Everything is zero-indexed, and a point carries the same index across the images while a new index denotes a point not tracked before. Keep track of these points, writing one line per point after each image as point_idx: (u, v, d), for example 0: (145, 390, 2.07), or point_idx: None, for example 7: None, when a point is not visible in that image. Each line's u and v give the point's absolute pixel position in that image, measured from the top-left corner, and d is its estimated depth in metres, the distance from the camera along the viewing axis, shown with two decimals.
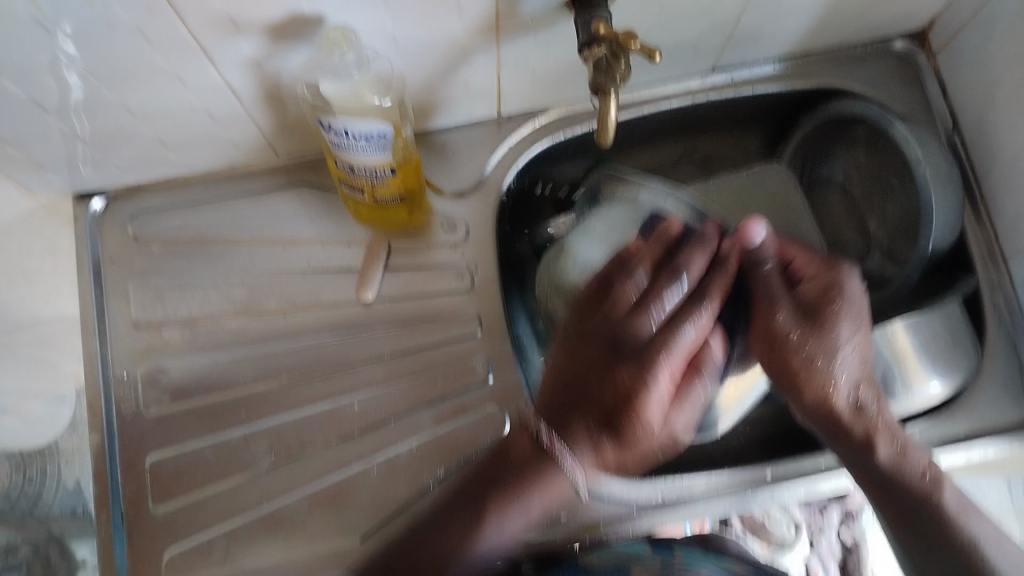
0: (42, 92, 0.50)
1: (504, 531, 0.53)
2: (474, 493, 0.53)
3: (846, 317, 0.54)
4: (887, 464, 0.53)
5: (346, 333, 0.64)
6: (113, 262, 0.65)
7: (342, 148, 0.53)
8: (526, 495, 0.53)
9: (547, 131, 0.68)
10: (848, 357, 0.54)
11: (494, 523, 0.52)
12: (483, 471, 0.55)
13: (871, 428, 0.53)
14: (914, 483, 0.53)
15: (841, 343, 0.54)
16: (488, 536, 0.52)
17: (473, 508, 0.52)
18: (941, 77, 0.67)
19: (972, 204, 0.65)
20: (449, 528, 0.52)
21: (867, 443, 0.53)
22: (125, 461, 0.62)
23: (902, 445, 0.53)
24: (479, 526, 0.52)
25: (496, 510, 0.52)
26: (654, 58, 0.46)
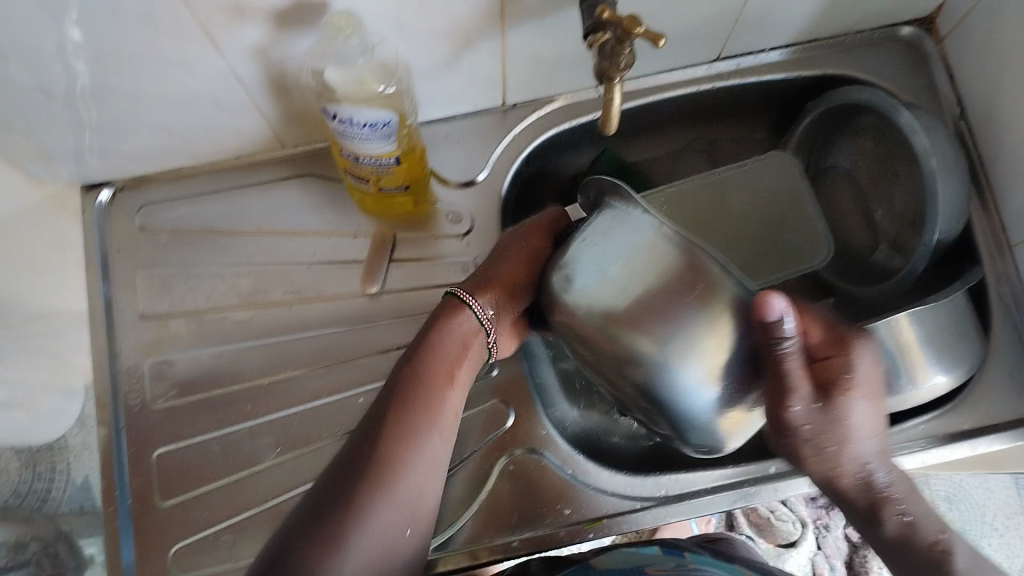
0: (48, 80, 0.50)
1: (420, 469, 0.49)
2: (371, 443, 0.49)
3: (852, 396, 0.46)
4: (892, 533, 0.48)
5: (352, 324, 0.64)
6: (119, 253, 0.66)
7: (347, 136, 0.53)
8: (433, 425, 0.51)
9: (552, 121, 0.67)
10: (859, 437, 0.47)
11: (409, 460, 0.49)
12: (382, 398, 0.51)
13: (876, 497, 0.49)
14: (925, 551, 0.47)
15: (851, 423, 0.47)
16: (406, 477, 0.48)
17: (379, 448, 0.48)
18: (947, 65, 0.67)
19: (980, 191, 0.65)
20: (357, 473, 0.47)
21: (870, 511, 0.49)
22: (132, 452, 0.62)
23: (910, 516, 0.48)
24: (388, 462, 0.48)
25: (399, 442, 0.49)
26: (658, 44, 0.46)
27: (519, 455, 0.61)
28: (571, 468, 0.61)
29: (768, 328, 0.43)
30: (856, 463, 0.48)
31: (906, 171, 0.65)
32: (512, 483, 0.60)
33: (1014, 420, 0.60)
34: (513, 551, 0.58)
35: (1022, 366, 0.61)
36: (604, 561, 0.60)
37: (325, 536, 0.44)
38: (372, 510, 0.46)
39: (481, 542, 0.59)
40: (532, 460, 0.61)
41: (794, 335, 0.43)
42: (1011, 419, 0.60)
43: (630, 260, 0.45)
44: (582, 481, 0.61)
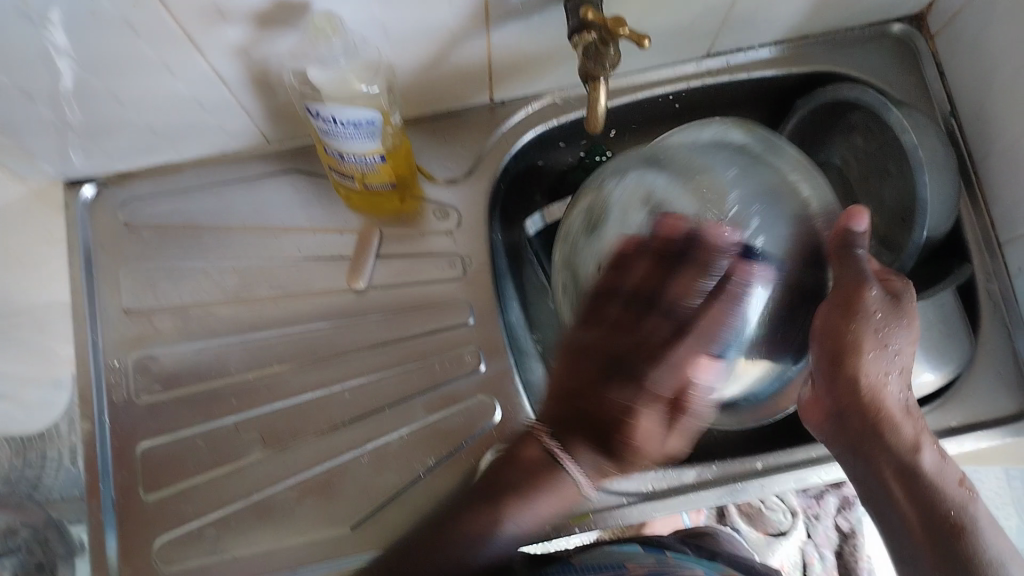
0: (30, 81, 0.50)
1: (531, 519, 0.55)
2: (490, 489, 0.56)
3: (914, 314, 0.53)
4: (929, 465, 0.52)
5: (338, 321, 0.64)
6: (102, 249, 0.65)
7: (331, 135, 0.52)
8: (535, 506, 0.55)
9: (541, 116, 0.67)
10: (898, 348, 0.53)
11: (506, 521, 0.55)
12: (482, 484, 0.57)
13: (912, 429, 0.53)
14: (949, 489, 0.51)
15: (896, 337, 0.53)
16: (515, 517, 0.55)
17: (489, 498, 0.55)
18: (938, 62, 0.66)
19: (969, 190, 0.65)
20: (438, 540, 0.54)
21: (914, 444, 0.52)
22: (117, 449, 0.62)
23: (938, 452, 0.53)
24: (454, 536, 0.54)
25: (507, 511, 0.55)
26: (642, 45, 0.45)
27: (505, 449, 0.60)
28: None
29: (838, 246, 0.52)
30: (895, 392, 0.54)
31: (896, 170, 0.64)
32: None
33: (1000, 418, 0.60)
34: None
35: (1008, 364, 0.61)
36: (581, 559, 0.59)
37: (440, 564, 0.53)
38: (478, 545, 0.54)
39: None
40: None
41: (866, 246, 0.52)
42: (997, 417, 0.60)
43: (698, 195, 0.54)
44: None
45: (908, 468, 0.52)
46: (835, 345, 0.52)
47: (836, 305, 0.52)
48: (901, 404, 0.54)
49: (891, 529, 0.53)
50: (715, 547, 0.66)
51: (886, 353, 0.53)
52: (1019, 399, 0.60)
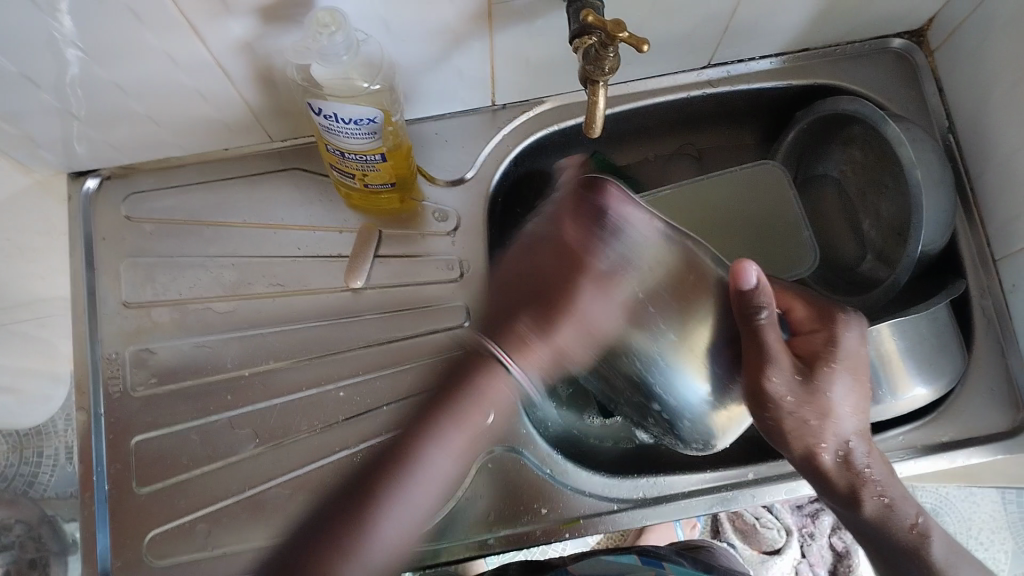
0: (36, 67, 0.50)
1: (393, 526, 0.49)
2: (385, 467, 0.51)
3: (845, 363, 0.50)
4: (871, 515, 0.53)
5: (334, 319, 0.64)
6: (104, 241, 0.66)
7: (333, 132, 0.53)
8: (433, 464, 0.52)
9: (543, 122, 0.67)
10: (845, 414, 0.50)
11: (398, 503, 0.50)
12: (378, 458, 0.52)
13: (857, 485, 0.52)
14: (900, 534, 0.53)
15: (837, 400, 0.49)
16: (389, 521, 0.49)
17: (364, 494, 0.49)
18: (938, 78, 0.67)
19: (965, 205, 0.65)
20: (348, 521, 0.48)
21: (852, 497, 0.52)
22: (110, 440, 0.62)
23: (889, 501, 0.52)
24: (363, 520, 0.48)
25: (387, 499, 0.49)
26: (642, 51, 0.45)
27: (498, 453, 0.61)
28: (550, 468, 0.61)
29: (744, 297, 0.45)
30: (833, 450, 0.51)
31: (893, 184, 0.65)
32: (490, 480, 0.60)
33: (992, 434, 0.60)
34: (487, 548, 0.59)
35: (1001, 381, 0.61)
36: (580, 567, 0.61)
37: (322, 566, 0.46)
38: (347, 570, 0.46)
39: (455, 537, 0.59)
40: (512, 459, 0.61)
41: (799, 308, 0.51)
42: (989, 432, 0.60)
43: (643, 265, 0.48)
44: (560, 481, 0.61)
45: (858, 520, 0.53)
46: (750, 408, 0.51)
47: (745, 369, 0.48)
48: (838, 462, 0.51)
49: (871, 552, 0.56)
50: (711, 561, 0.66)
51: (839, 418, 0.50)
52: (1013, 415, 0.60)
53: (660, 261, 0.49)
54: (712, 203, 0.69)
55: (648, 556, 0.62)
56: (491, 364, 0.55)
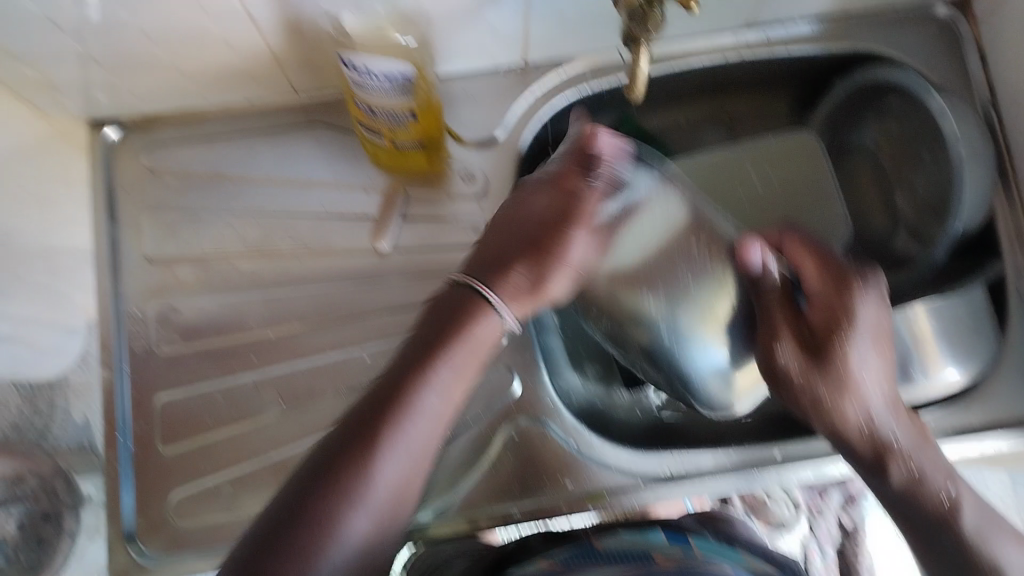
0: (60, 9, 0.49)
1: (384, 482, 0.44)
2: (362, 427, 0.45)
3: (868, 326, 0.50)
4: (901, 485, 0.50)
5: (359, 280, 0.63)
6: (125, 193, 0.65)
7: (363, 87, 0.52)
8: (419, 422, 0.46)
9: (574, 84, 0.66)
10: (867, 379, 0.50)
11: (378, 469, 0.44)
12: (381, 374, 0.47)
13: (883, 452, 0.50)
14: (929, 500, 0.50)
15: (855, 366, 0.50)
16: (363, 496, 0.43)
17: (355, 449, 0.44)
18: (982, 51, 0.65)
19: (1005, 183, 0.63)
20: (313, 508, 0.43)
21: (877, 461, 0.50)
22: (131, 394, 0.62)
23: (916, 471, 0.50)
24: (326, 515, 0.42)
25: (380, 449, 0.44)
26: (693, 8, 0.45)
27: (523, 426, 0.61)
28: (575, 441, 0.61)
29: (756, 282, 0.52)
30: (860, 409, 0.50)
31: (930, 157, 0.63)
32: (514, 453, 0.60)
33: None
34: (511, 520, 0.58)
35: None
36: (606, 543, 0.57)
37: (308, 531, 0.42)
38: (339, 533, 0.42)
39: (480, 509, 0.59)
40: (536, 431, 0.61)
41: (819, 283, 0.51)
42: (1021, 414, 0.59)
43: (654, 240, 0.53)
44: (585, 456, 0.60)
45: (887, 491, 0.51)
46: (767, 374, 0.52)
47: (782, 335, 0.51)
48: (863, 421, 0.50)
49: (903, 527, 0.52)
50: (732, 533, 0.65)
51: (861, 385, 0.50)
52: None
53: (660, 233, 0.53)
54: (744, 175, 0.68)
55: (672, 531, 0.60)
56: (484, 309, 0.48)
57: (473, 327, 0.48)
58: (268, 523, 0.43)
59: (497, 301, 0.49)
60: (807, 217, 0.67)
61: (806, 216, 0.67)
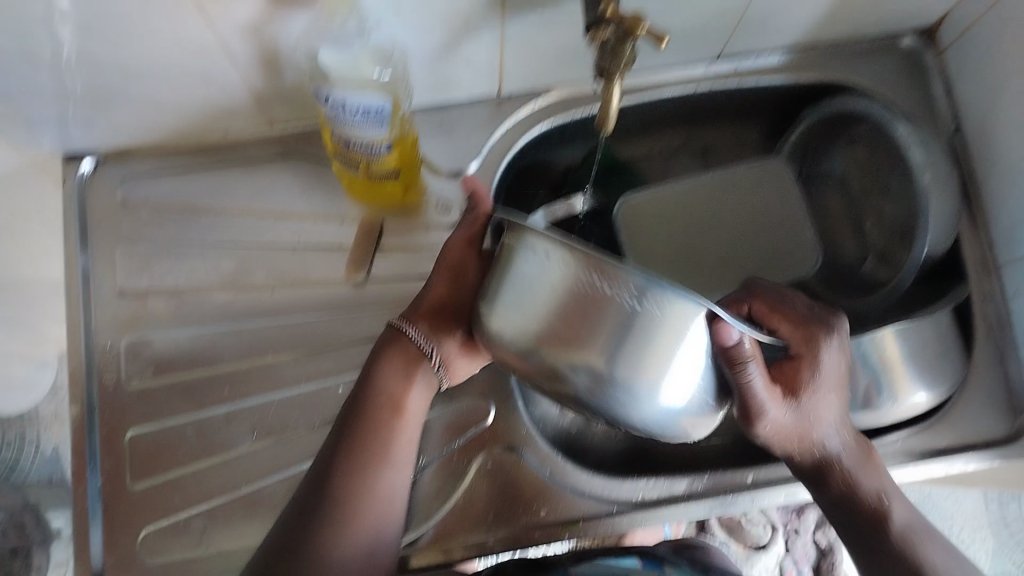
0: (32, 45, 0.49)
1: (389, 490, 0.52)
2: (322, 490, 0.51)
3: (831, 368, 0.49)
4: (843, 496, 0.52)
5: (336, 311, 0.63)
6: (99, 227, 0.64)
7: (339, 121, 0.52)
8: (392, 441, 0.52)
9: (547, 115, 0.66)
10: (826, 414, 0.50)
11: (369, 483, 0.51)
12: (338, 423, 0.53)
13: (827, 466, 0.51)
14: (866, 505, 0.52)
15: (816, 406, 0.49)
16: (372, 504, 0.51)
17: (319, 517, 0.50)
18: (945, 79, 0.66)
19: (969, 210, 0.65)
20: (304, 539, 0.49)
21: (823, 479, 0.52)
22: (104, 431, 0.61)
23: (854, 480, 0.51)
24: (314, 534, 0.49)
25: (359, 478, 0.51)
26: (661, 43, 0.46)
27: (497, 454, 0.60)
28: (549, 470, 0.60)
29: (729, 354, 0.42)
30: (821, 439, 0.50)
31: (896, 185, 0.65)
32: (489, 482, 0.60)
33: (992, 439, 0.60)
34: (486, 550, 0.58)
35: (1002, 388, 0.61)
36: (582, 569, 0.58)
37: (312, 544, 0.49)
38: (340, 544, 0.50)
39: (454, 539, 0.58)
40: (511, 459, 0.60)
41: (789, 331, 0.48)
42: (988, 437, 0.60)
43: (519, 293, 0.42)
44: (559, 482, 0.60)
45: (830, 505, 0.53)
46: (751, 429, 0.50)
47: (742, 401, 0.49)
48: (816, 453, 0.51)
49: (843, 535, 0.53)
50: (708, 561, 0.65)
51: (817, 420, 0.49)
52: (1012, 422, 0.60)
53: (551, 285, 0.41)
54: (705, 213, 0.69)
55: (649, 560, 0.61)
56: (413, 349, 0.53)
57: (405, 402, 0.53)
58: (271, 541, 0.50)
59: (413, 330, 0.53)
60: (770, 249, 0.68)
61: (769, 249, 0.68)
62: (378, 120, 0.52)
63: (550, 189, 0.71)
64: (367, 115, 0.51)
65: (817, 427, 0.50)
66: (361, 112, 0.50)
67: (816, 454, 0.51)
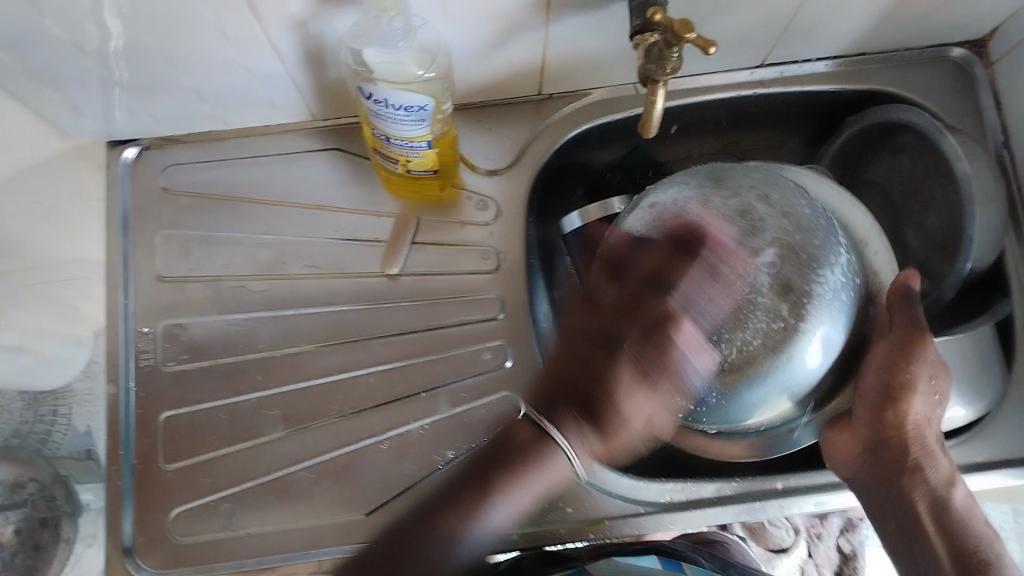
0: (83, 35, 0.50)
1: (488, 531, 0.53)
2: (423, 517, 0.52)
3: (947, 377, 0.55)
4: (959, 504, 0.52)
5: (371, 303, 0.63)
6: (141, 213, 0.65)
7: (380, 117, 0.52)
8: (510, 491, 0.54)
9: (587, 114, 0.66)
10: (939, 403, 0.54)
11: (492, 507, 0.53)
12: (480, 460, 0.55)
13: (930, 470, 0.53)
14: (976, 525, 0.51)
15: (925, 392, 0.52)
16: (485, 516, 0.53)
17: (459, 498, 0.53)
18: (995, 91, 0.65)
19: (1016, 224, 0.63)
20: (401, 539, 0.51)
21: (948, 479, 0.53)
22: (141, 414, 0.62)
23: (966, 507, 0.52)
24: (467, 510, 0.52)
25: (494, 500, 0.53)
26: (710, 52, 0.45)
27: None
28: None
29: None
30: (931, 428, 0.54)
31: (942, 196, 0.63)
32: None
33: None
34: (509, 542, 0.59)
35: None
36: (598, 568, 0.58)
37: (464, 511, 0.52)
38: (457, 544, 0.51)
39: None
40: None
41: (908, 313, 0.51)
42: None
43: None
44: (587, 481, 0.60)
45: (917, 517, 0.52)
46: (882, 370, 0.52)
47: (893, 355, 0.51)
48: (935, 441, 0.54)
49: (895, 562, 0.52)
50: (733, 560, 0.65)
51: (933, 407, 0.54)
52: None
53: None
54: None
55: (669, 561, 0.61)
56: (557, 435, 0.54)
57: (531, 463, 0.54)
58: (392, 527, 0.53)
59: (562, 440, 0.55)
60: None
61: None
62: (421, 118, 0.52)
63: (586, 191, 0.72)
64: (409, 114, 0.51)
65: (932, 412, 0.54)
66: (403, 111, 0.50)
67: (933, 441, 0.53)
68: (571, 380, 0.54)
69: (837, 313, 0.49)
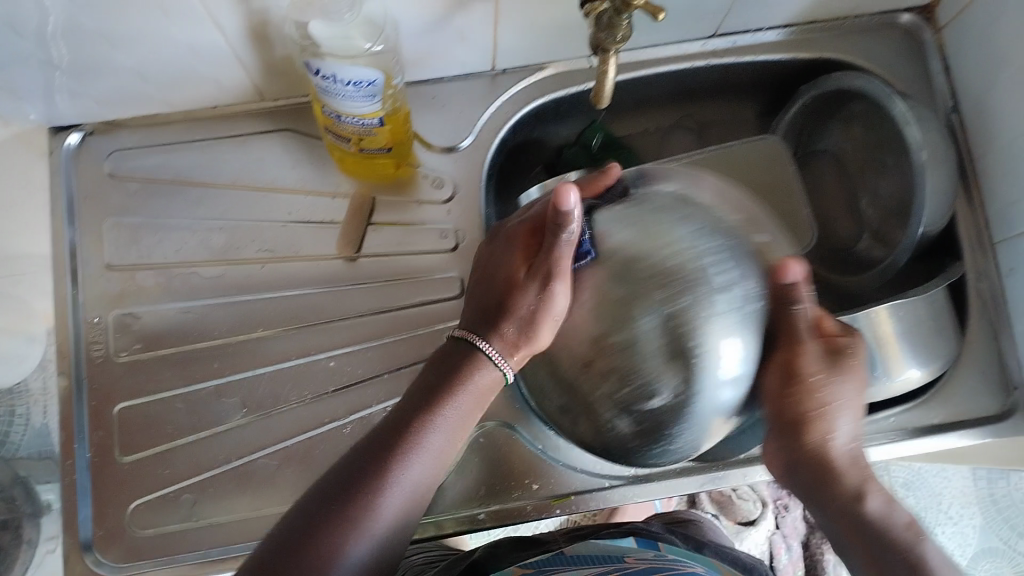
0: (18, 15, 0.48)
1: (404, 488, 0.46)
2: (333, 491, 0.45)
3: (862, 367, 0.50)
4: (875, 513, 0.46)
5: (327, 286, 0.62)
6: (88, 201, 0.63)
7: (329, 94, 0.51)
8: (430, 446, 0.47)
9: (542, 89, 0.66)
10: (847, 407, 0.49)
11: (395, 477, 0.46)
12: (380, 432, 0.47)
13: (866, 480, 0.48)
14: (900, 534, 0.45)
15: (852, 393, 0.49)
16: (390, 494, 0.45)
17: (339, 512, 0.44)
18: (944, 56, 0.65)
19: (965, 188, 0.64)
20: (305, 539, 0.43)
21: (859, 491, 0.47)
22: (94, 406, 0.60)
23: (889, 496, 0.47)
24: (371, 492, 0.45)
25: (410, 451, 0.46)
26: (658, 18, 0.45)
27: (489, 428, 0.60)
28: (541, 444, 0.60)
29: None
30: (845, 437, 0.49)
31: (893, 163, 0.64)
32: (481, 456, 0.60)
33: (979, 417, 0.60)
34: (477, 524, 0.58)
35: (993, 368, 0.61)
36: (575, 549, 0.58)
37: (359, 495, 0.44)
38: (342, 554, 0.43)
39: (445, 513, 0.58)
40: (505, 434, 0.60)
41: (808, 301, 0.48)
42: (977, 416, 0.60)
43: None
44: (552, 457, 0.60)
45: (839, 526, 0.48)
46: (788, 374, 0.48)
47: (774, 373, 0.48)
48: (846, 454, 0.49)
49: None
50: (702, 536, 0.65)
51: (849, 404, 0.49)
52: (1003, 400, 0.60)
53: None
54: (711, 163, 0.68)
55: (642, 538, 0.61)
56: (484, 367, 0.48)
57: (458, 400, 0.47)
58: (269, 544, 0.44)
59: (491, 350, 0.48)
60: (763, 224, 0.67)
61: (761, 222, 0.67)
62: (371, 94, 0.51)
63: (545, 167, 0.72)
64: (358, 90, 0.50)
65: (835, 411, 0.49)
66: (352, 87, 0.50)
67: (842, 441, 0.49)
68: (489, 304, 0.48)
69: (742, 325, 0.45)
